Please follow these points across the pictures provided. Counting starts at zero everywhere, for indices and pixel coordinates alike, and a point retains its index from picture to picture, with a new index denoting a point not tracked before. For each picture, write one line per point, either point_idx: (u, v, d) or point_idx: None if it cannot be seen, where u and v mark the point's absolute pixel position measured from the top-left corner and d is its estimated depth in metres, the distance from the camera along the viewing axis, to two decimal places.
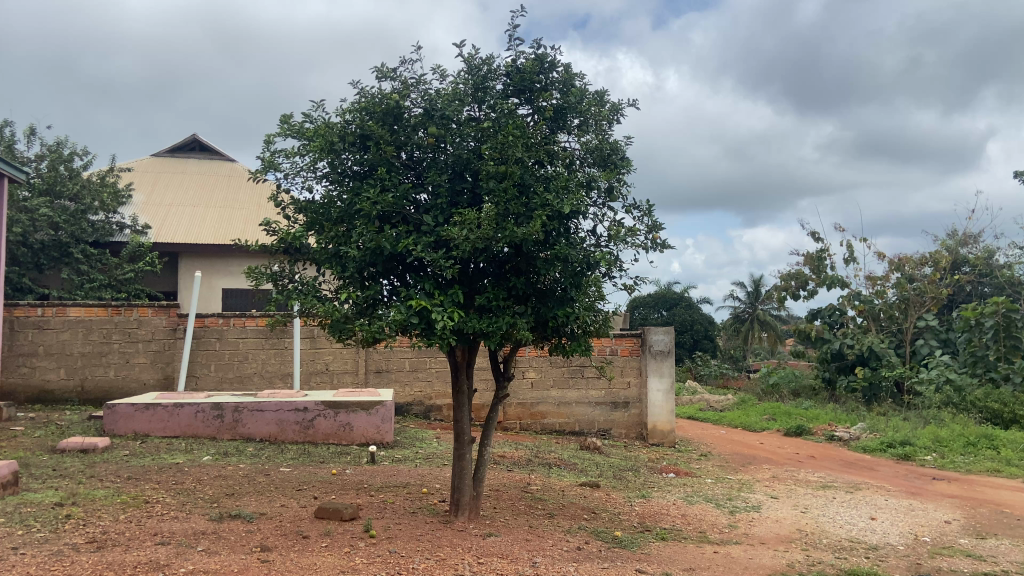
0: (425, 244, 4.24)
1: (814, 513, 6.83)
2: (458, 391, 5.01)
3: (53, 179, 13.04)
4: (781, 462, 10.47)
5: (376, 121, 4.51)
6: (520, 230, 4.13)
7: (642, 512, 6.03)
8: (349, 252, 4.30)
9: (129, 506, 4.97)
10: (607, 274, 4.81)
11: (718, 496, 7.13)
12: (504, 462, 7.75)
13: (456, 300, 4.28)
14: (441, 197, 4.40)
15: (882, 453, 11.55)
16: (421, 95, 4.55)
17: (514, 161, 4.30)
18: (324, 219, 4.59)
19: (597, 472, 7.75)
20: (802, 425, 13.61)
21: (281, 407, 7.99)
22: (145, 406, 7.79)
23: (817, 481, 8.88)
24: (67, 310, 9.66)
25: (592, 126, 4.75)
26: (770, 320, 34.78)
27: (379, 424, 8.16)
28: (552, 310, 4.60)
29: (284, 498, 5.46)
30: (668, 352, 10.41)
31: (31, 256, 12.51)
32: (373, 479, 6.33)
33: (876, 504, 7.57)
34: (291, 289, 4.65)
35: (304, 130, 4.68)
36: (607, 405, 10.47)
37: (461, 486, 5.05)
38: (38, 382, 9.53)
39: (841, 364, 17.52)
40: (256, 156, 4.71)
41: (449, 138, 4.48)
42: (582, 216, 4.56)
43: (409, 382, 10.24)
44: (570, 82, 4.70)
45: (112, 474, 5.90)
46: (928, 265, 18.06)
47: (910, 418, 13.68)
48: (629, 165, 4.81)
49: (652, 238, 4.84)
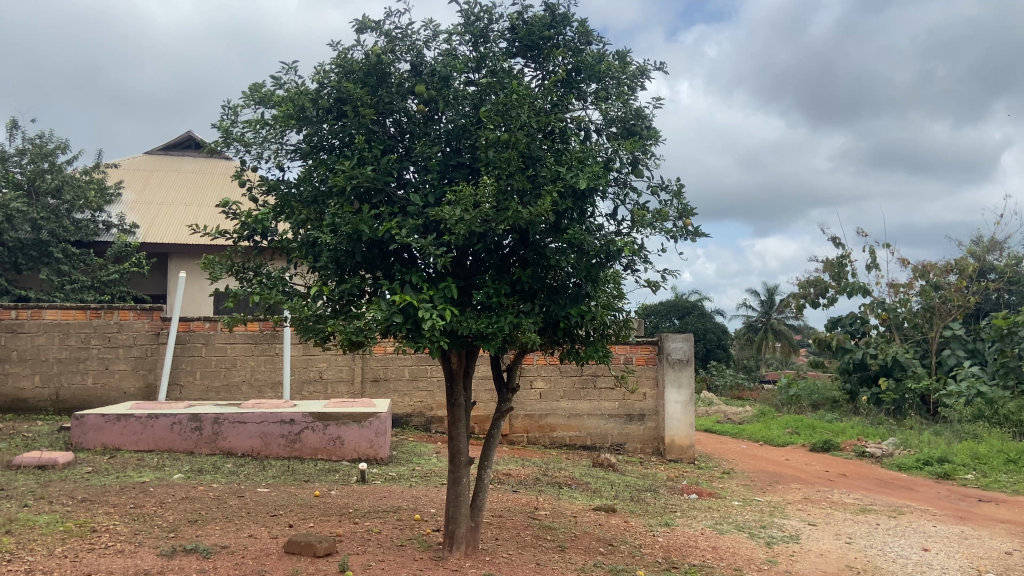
0: (412, 227, 3.55)
1: (860, 544, 6.06)
2: (453, 405, 4.27)
3: (34, 174, 12.39)
4: (810, 481, 9.65)
5: (355, 82, 3.81)
6: (526, 210, 3.44)
7: (667, 545, 5.25)
8: (322, 238, 3.62)
9: (71, 536, 4.25)
10: (629, 266, 4.11)
11: (750, 524, 6.34)
12: (509, 482, 7.01)
13: (449, 296, 3.57)
14: (432, 173, 3.69)
15: (919, 472, 10.70)
16: (409, 49, 3.84)
17: (518, 128, 3.61)
18: (295, 200, 3.92)
19: (613, 494, 6.98)
20: (829, 440, 12.77)
21: (265, 418, 7.29)
22: (117, 417, 7.11)
23: (855, 505, 8.05)
24: (42, 312, 8.99)
25: (616, 92, 4.01)
26: (785, 329, 33.74)
27: (373, 438, 7.41)
28: (565, 309, 3.88)
29: (254, 526, 4.74)
30: (688, 361, 9.63)
31: (8, 255, 11.85)
32: (361, 503, 5.58)
33: (924, 531, 6.78)
34: (255, 283, 3.93)
35: (272, 96, 3.99)
36: (620, 418, 9.71)
37: (457, 517, 4.32)
38: (11, 390, 8.89)
39: (863, 375, 16.73)
40: (210, 124, 4.05)
41: (442, 103, 3.78)
42: (601, 196, 3.82)
43: (409, 392, 9.53)
44: (584, 42, 4.00)
45: (65, 496, 5.18)
46: (954, 272, 17.16)
47: (944, 433, 12.76)
48: (657, 136, 4.06)
49: (684, 224, 4.13)
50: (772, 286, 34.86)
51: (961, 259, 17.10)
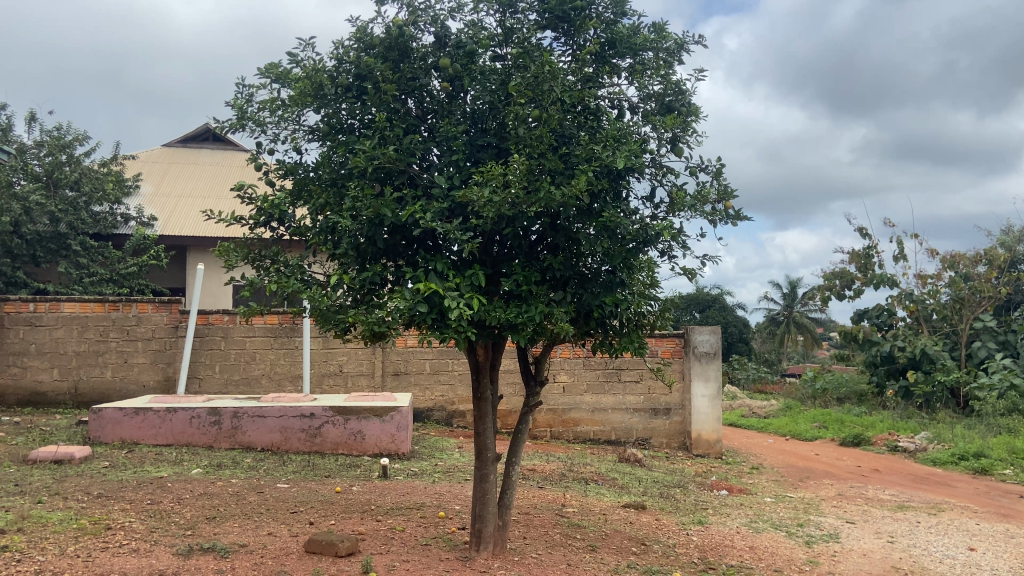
0: (437, 211, 3.34)
1: (904, 544, 5.78)
2: (480, 399, 4.06)
3: (52, 167, 12.36)
4: (843, 477, 9.35)
5: (376, 57, 3.61)
6: (558, 191, 3.22)
7: (702, 544, 5.02)
8: (342, 222, 3.42)
9: (85, 534, 4.11)
10: (665, 252, 3.87)
11: (786, 522, 6.08)
12: (534, 477, 6.81)
13: (476, 284, 3.37)
14: (458, 153, 3.48)
15: (955, 467, 10.34)
16: (432, 21, 3.63)
17: (550, 104, 3.40)
18: (313, 183, 3.74)
19: (641, 490, 6.75)
20: (860, 435, 12.44)
21: (284, 413, 7.15)
22: (135, 411, 7.01)
23: (892, 501, 7.74)
24: (60, 305, 8.93)
25: (654, 66, 3.76)
26: (807, 322, 33.18)
27: (394, 432, 7.25)
28: (598, 298, 3.65)
29: (273, 524, 4.58)
30: (715, 354, 9.35)
31: (26, 248, 11.83)
32: (384, 499, 5.42)
33: (967, 530, 6.48)
34: (272, 272, 3.74)
35: (289, 74, 3.79)
36: (646, 412, 9.47)
37: (484, 515, 4.12)
38: (30, 383, 8.85)
39: (891, 368, 16.32)
40: (224, 102, 3.88)
41: (468, 79, 3.57)
42: (637, 177, 3.59)
43: (430, 386, 9.36)
44: (617, 13, 3.76)
45: (80, 492, 5.06)
46: (983, 263, 16.65)
47: (979, 427, 12.37)
48: (697, 112, 3.81)
49: (724, 207, 3.88)
50: (795, 278, 34.28)
51: (991, 249, 16.60)
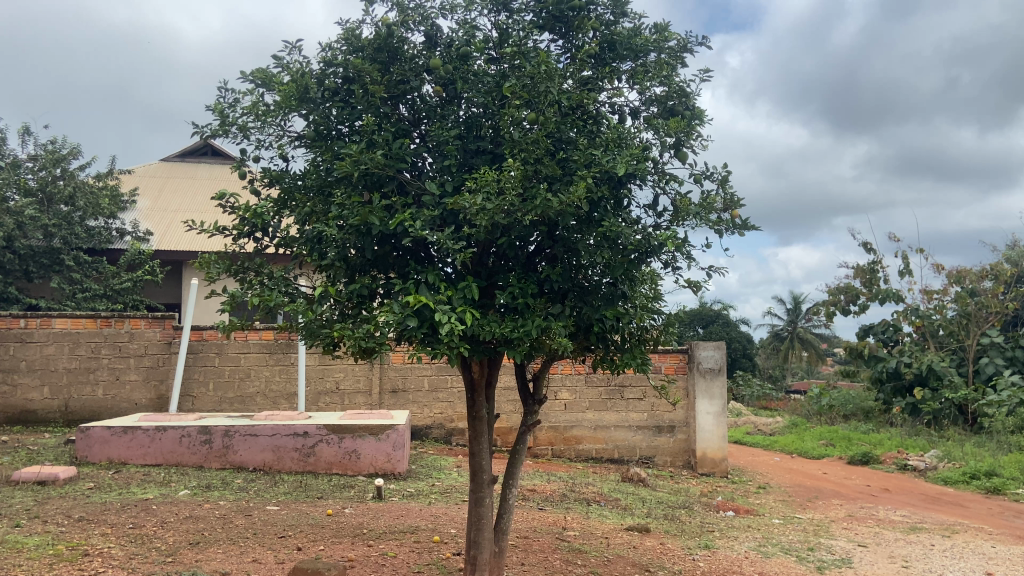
0: (428, 219, 3.16)
1: (918, 568, 5.53)
2: (475, 418, 3.86)
3: (45, 181, 12.25)
4: (853, 497, 9.10)
5: (365, 59, 3.46)
6: (556, 198, 3.05)
7: (709, 571, 4.79)
8: (328, 232, 3.24)
9: (60, 561, 3.91)
10: (668, 264, 3.69)
11: (796, 546, 5.85)
12: (534, 498, 6.59)
13: (469, 296, 3.19)
14: (451, 159, 3.32)
15: (966, 486, 10.07)
16: (422, 20, 3.49)
17: (547, 107, 3.25)
18: (299, 191, 3.57)
19: (645, 512, 6.53)
20: (868, 453, 12.18)
21: (277, 431, 6.95)
22: (124, 430, 6.81)
23: (903, 523, 7.49)
24: (51, 321, 8.77)
25: (655, 68, 3.61)
26: (812, 337, 32.86)
27: (390, 451, 7.03)
28: (598, 311, 3.48)
29: (260, 549, 4.38)
30: (719, 370, 9.13)
31: (19, 263, 11.69)
32: (376, 523, 5.21)
33: (984, 553, 6.22)
34: (255, 284, 3.56)
35: (275, 78, 3.64)
36: (649, 430, 9.25)
37: (479, 541, 3.91)
38: (20, 402, 8.67)
39: (897, 385, 16.06)
40: (206, 107, 3.72)
41: (461, 81, 3.42)
42: (639, 184, 3.42)
43: (429, 403, 9.16)
44: (616, 13, 3.61)
45: (61, 515, 4.86)
46: (989, 277, 16.40)
47: (989, 445, 12.09)
48: (701, 115, 3.65)
49: (731, 217, 3.70)
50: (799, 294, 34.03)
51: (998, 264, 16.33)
